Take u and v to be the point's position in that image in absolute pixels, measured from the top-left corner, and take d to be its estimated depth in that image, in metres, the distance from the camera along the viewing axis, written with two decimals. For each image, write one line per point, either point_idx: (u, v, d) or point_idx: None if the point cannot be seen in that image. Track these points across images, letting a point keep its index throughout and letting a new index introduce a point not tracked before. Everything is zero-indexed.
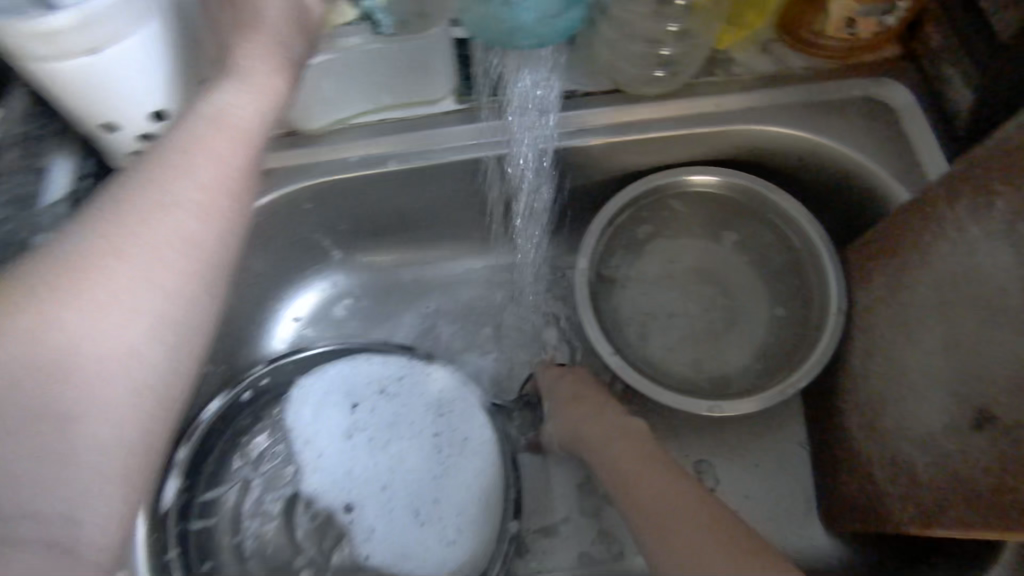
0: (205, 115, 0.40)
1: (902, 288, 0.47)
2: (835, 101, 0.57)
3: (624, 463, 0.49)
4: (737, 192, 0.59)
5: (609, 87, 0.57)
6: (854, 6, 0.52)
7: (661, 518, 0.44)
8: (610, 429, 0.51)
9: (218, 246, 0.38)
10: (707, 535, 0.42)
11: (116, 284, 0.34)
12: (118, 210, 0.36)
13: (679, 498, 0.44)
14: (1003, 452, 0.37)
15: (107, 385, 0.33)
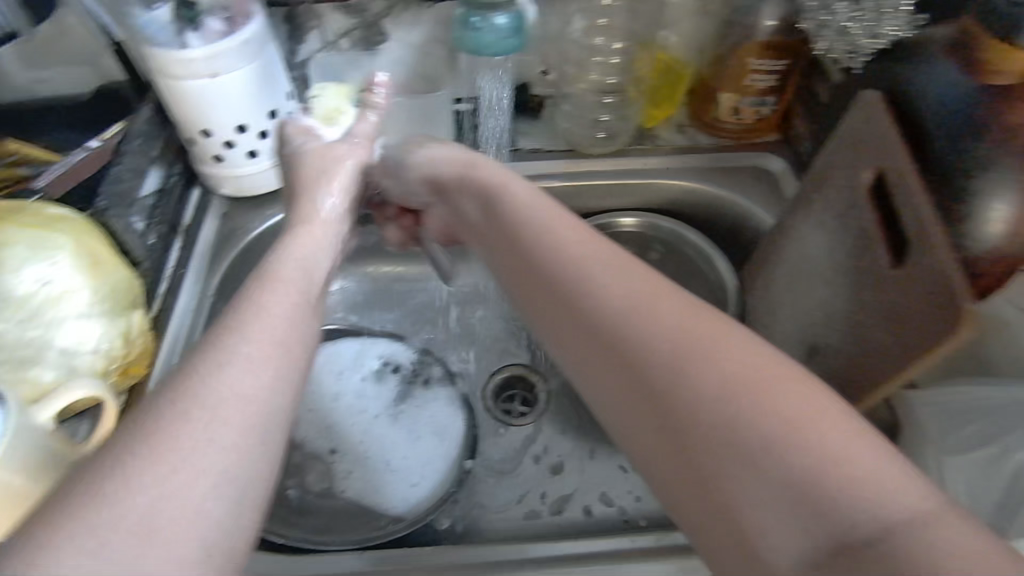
0: (309, 213, 0.49)
1: (771, 284, 0.63)
2: (733, 167, 0.76)
3: (627, 321, 0.36)
4: (655, 231, 0.76)
5: (565, 147, 0.77)
6: (737, 98, 0.72)
7: (716, 396, 0.32)
8: (594, 267, 0.39)
9: (309, 317, 0.39)
10: (801, 429, 0.30)
11: (233, 355, 0.34)
12: (235, 307, 0.37)
13: (724, 360, 0.33)
14: (830, 367, 0.49)
15: (219, 417, 0.32)
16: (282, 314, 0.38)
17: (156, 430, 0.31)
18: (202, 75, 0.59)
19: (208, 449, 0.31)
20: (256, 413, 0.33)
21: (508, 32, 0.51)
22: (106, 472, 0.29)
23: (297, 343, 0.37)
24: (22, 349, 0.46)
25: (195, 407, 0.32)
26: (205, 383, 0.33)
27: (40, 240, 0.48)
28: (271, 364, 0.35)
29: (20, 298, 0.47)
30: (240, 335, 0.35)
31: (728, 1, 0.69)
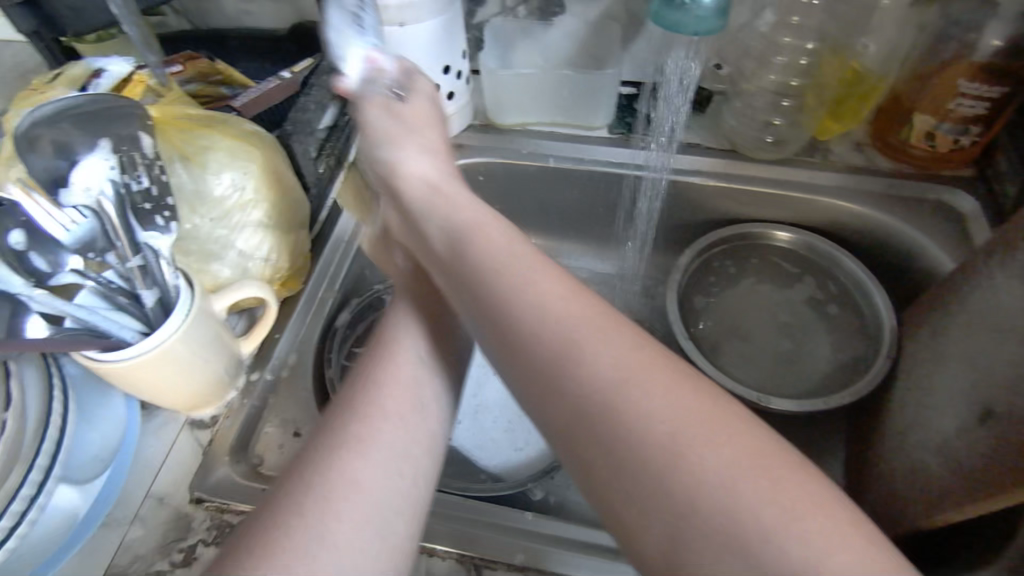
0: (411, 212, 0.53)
1: (940, 332, 0.57)
2: (913, 197, 0.69)
3: (574, 352, 0.35)
4: (812, 252, 0.72)
5: (728, 146, 0.73)
6: (934, 121, 0.65)
7: (660, 441, 0.31)
8: (544, 291, 0.38)
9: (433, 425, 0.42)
10: (742, 481, 0.29)
11: (365, 449, 0.38)
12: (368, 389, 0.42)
13: (683, 401, 0.32)
14: (999, 436, 0.45)
15: (355, 505, 0.35)
16: (395, 411, 0.41)
17: (286, 511, 0.34)
18: (392, 22, 0.62)
19: (348, 541, 0.34)
20: (374, 498, 0.36)
21: (711, 12, 0.49)
22: (255, 553, 0.32)
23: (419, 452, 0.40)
24: (210, 245, 0.51)
25: (332, 496, 0.35)
26: (351, 471, 0.37)
27: (238, 151, 0.53)
28: (393, 447, 0.39)
29: (214, 199, 0.51)
30: (360, 437, 0.38)
31: (948, 12, 0.62)
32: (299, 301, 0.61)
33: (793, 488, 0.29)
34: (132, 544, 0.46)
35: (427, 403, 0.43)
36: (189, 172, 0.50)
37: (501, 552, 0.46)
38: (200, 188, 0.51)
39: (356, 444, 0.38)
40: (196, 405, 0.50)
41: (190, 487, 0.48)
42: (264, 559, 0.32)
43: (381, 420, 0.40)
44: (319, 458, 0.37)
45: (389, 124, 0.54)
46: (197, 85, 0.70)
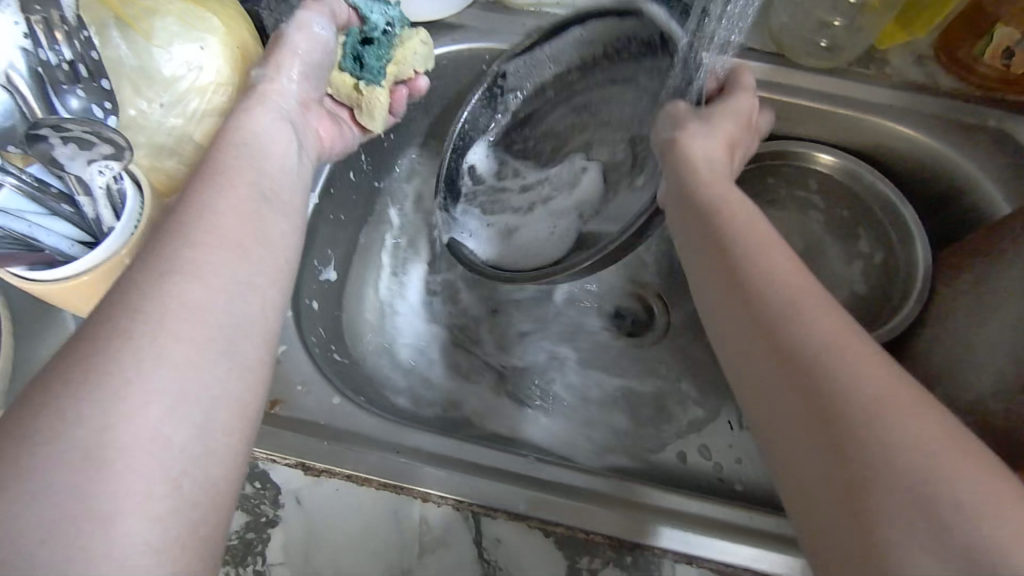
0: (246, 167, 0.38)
1: (985, 281, 0.52)
2: (972, 123, 0.61)
3: (831, 349, 0.30)
4: (851, 178, 0.65)
5: (774, 50, 0.63)
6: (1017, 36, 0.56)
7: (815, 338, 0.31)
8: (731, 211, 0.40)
9: (273, 234, 0.36)
10: (894, 424, 0.27)
11: (192, 258, 0.32)
12: (197, 195, 0.35)
13: (825, 318, 0.31)
14: None
15: (186, 329, 0.30)
16: (234, 236, 0.34)
17: (106, 343, 0.28)
18: None
19: (186, 363, 0.29)
20: (213, 326, 0.31)
21: None
22: (63, 389, 0.27)
23: (261, 280, 0.34)
24: (164, 139, 0.42)
25: (151, 321, 0.29)
26: (177, 282, 0.31)
27: (193, 16, 0.42)
28: (227, 276, 0.33)
29: (164, 79, 0.41)
30: (181, 264, 0.32)
31: None
32: None
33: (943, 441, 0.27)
34: None
35: (271, 229, 0.36)
36: (132, 42, 0.40)
37: (500, 499, 0.43)
38: (145, 64, 0.40)
39: (184, 273, 0.31)
40: None
41: None
42: (72, 418, 0.27)
43: (208, 236, 0.33)
44: (139, 281, 0.31)
45: (277, 68, 0.44)
46: None
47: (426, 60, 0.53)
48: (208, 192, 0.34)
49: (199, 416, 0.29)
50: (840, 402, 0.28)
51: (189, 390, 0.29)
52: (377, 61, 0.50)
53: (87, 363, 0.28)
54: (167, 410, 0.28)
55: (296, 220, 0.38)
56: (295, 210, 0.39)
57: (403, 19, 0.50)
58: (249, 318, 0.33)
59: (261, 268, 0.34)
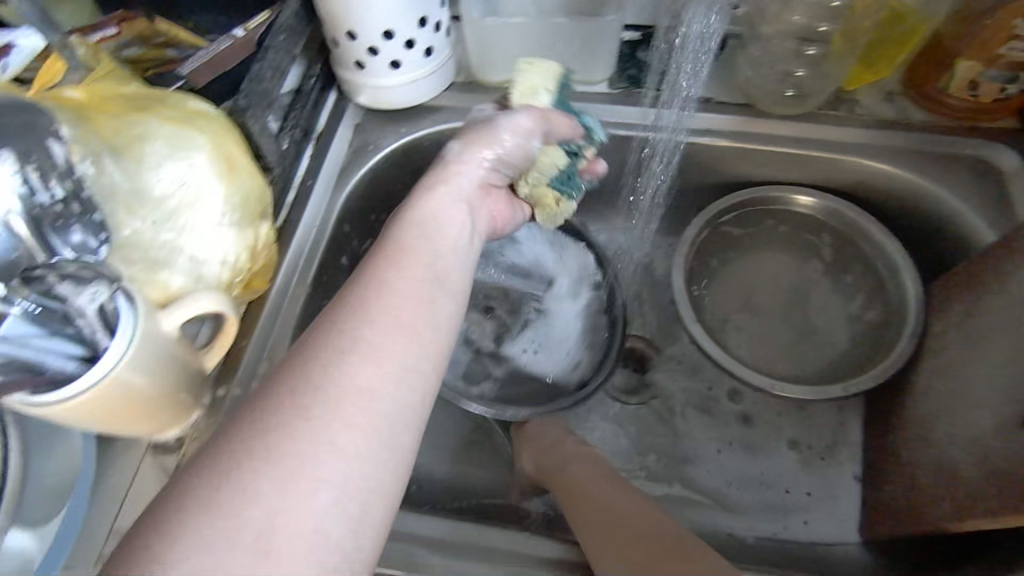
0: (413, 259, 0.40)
1: (975, 316, 0.51)
2: (947, 155, 0.62)
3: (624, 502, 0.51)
4: (833, 218, 0.65)
5: (742, 101, 0.65)
6: (982, 69, 0.57)
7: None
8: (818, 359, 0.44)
9: (443, 313, 0.38)
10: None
11: (360, 341, 0.34)
12: (360, 275, 0.38)
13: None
14: None
15: (356, 413, 0.32)
16: (409, 323, 0.36)
17: (277, 424, 0.31)
18: None
19: (354, 450, 0.32)
20: (381, 413, 0.33)
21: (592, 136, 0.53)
22: (246, 470, 0.30)
23: (423, 360, 0.36)
24: (155, 253, 0.44)
25: (319, 401, 0.32)
26: (354, 364, 0.34)
27: (180, 138, 0.45)
28: (399, 358, 0.35)
29: (154, 199, 0.44)
30: (346, 349, 0.34)
31: None
32: (268, 302, 0.55)
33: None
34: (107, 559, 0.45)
35: (439, 310, 0.38)
36: (125, 169, 0.43)
37: None
38: (137, 187, 0.43)
39: (363, 355, 0.34)
40: (160, 428, 0.46)
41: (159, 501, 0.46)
42: (246, 501, 0.29)
43: (383, 326, 0.35)
44: (311, 362, 0.34)
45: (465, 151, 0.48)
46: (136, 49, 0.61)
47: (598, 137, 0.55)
48: (387, 273, 0.38)
49: (355, 496, 0.31)
50: (631, 521, 0.48)
51: (346, 472, 0.31)
52: (570, 180, 0.55)
53: (251, 443, 0.30)
54: (333, 496, 0.30)
55: (462, 299, 0.40)
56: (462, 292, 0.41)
57: (592, 129, 0.54)
58: (412, 404, 0.34)
59: (427, 352, 0.36)
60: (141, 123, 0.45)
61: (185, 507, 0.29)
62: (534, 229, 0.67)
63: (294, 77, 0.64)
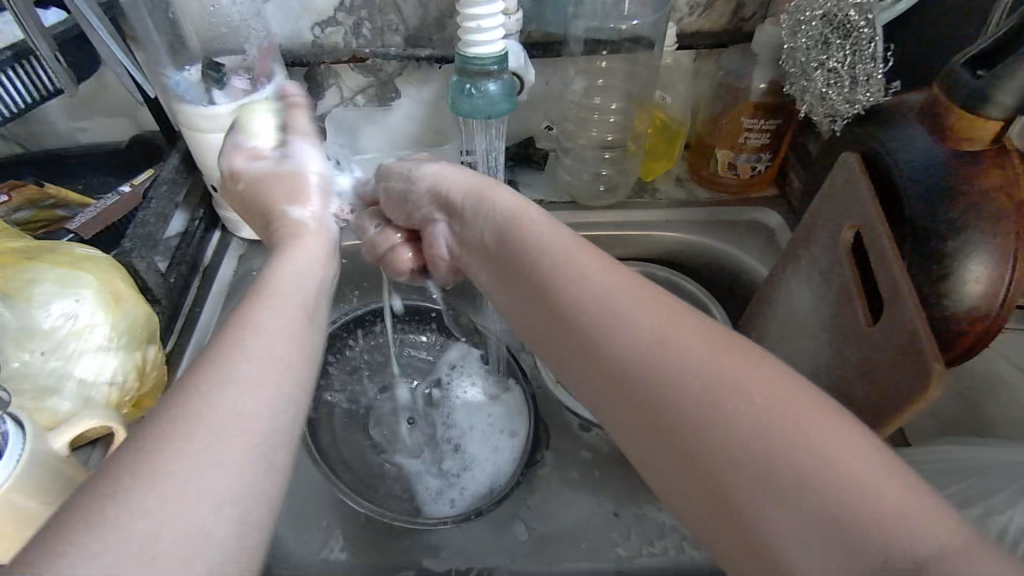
0: (279, 284, 0.43)
1: (762, 338, 0.64)
2: (730, 220, 0.78)
3: (669, 354, 0.32)
4: (654, 280, 0.78)
5: (567, 199, 0.80)
6: (732, 154, 0.74)
7: (683, 386, 0.31)
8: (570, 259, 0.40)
9: (302, 343, 0.39)
10: (810, 434, 0.28)
11: (232, 363, 0.35)
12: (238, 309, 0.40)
13: (682, 365, 0.32)
14: None
15: (229, 429, 0.32)
16: (275, 342, 0.38)
17: (137, 462, 0.30)
18: (225, 129, 0.64)
19: (216, 459, 0.31)
20: (250, 443, 0.33)
21: (500, 97, 0.53)
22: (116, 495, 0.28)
23: (292, 369, 0.37)
24: (43, 381, 0.49)
25: (183, 423, 0.31)
26: (215, 382, 0.34)
27: (69, 277, 0.52)
28: (262, 382, 0.35)
29: (44, 332, 0.50)
30: (225, 358, 0.35)
31: (720, 64, 0.73)
32: None
33: (865, 453, 0.27)
34: None
35: (293, 321, 0.40)
36: (14, 310, 0.49)
37: None
38: (26, 324, 0.49)
39: (217, 381, 0.34)
40: None
41: None
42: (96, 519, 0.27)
43: (260, 351, 0.37)
44: (175, 395, 0.33)
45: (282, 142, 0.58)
46: (26, 213, 0.68)
47: (493, 101, 0.53)
48: (251, 304, 0.40)
49: (220, 503, 0.30)
50: (707, 435, 0.29)
51: (216, 469, 0.31)
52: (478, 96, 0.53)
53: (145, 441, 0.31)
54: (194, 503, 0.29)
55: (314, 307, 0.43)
56: (311, 330, 0.41)
57: (477, 96, 0.52)
58: (276, 402, 0.35)
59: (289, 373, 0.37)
60: (32, 268, 0.51)
61: (96, 501, 0.28)
62: (463, 349, 0.78)
63: (180, 222, 0.73)
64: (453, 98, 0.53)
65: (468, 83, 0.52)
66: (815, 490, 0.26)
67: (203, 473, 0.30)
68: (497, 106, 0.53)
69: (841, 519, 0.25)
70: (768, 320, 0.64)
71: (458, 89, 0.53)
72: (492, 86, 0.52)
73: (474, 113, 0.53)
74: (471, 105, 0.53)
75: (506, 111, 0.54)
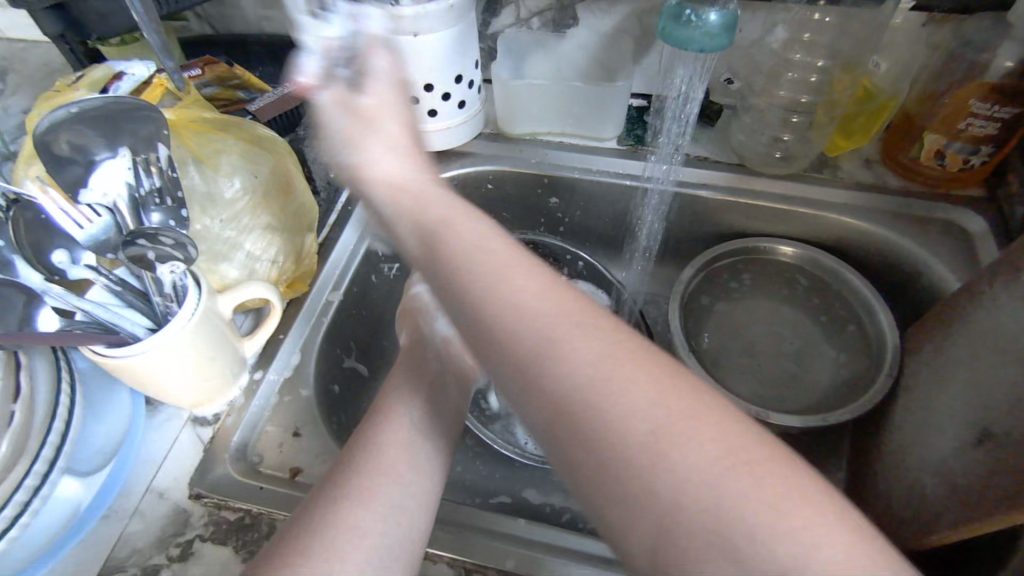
0: (389, 422, 0.47)
1: (940, 354, 0.57)
2: (922, 215, 0.68)
3: (582, 366, 0.31)
4: (815, 267, 0.71)
5: (735, 161, 0.73)
6: (945, 141, 0.64)
7: (571, 403, 0.30)
8: (471, 238, 0.38)
9: (422, 479, 0.43)
10: (726, 462, 0.27)
11: (377, 484, 0.40)
12: (371, 431, 0.46)
13: (581, 362, 0.30)
14: (1004, 454, 0.44)
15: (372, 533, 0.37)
16: (399, 465, 0.43)
17: (304, 549, 0.35)
18: (404, 33, 0.63)
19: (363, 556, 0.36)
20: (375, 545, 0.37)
21: (720, 30, 0.48)
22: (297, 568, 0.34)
23: (415, 499, 0.41)
24: (219, 246, 0.52)
25: (342, 526, 0.37)
26: (364, 500, 0.39)
27: (251, 154, 0.54)
28: (393, 497, 0.40)
29: (225, 201, 0.52)
30: (370, 473, 0.41)
31: (959, 32, 0.62)
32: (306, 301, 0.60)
33: (766, 452, 0.28)
34: (131, 537, 0.46)
35: (422, 457, 0.45)
36: (204, 176, 0.51)
37: (490, 558, 0.49)
38: (212, 190, 0.52)
39: (365, 492, 0.39)
40: (202, 403, 0.51)
41: (189, 484, 0.49)
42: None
43: (394, 470, 0.42)
44: (326, 500, 0.39)
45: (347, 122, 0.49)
46: (214, 89, 0.71)
47: (712, 35, 0.48)
48: (375, 428, 0.45)
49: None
50: (612, 448, 0.28)
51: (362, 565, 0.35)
52: (696, 26, 0.48)
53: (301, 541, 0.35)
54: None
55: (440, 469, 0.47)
56: (432, 465, 0.45)
57: (695, 26, 0.47)
58: (416, 530, 0.40)
59: (415, 493, 0.41)
60: (221, 138, 0.54)
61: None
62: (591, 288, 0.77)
63: None
64: (666, 27, 0.49)
65: (688, 9, 0.48)
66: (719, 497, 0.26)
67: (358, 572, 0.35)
68: (714, 40, 0.48)
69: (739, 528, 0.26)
70: (955, 332, 0.56)
71: (675, 16, 0.48)
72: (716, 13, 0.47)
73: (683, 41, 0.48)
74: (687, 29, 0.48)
75: (722, 49, 0.48)
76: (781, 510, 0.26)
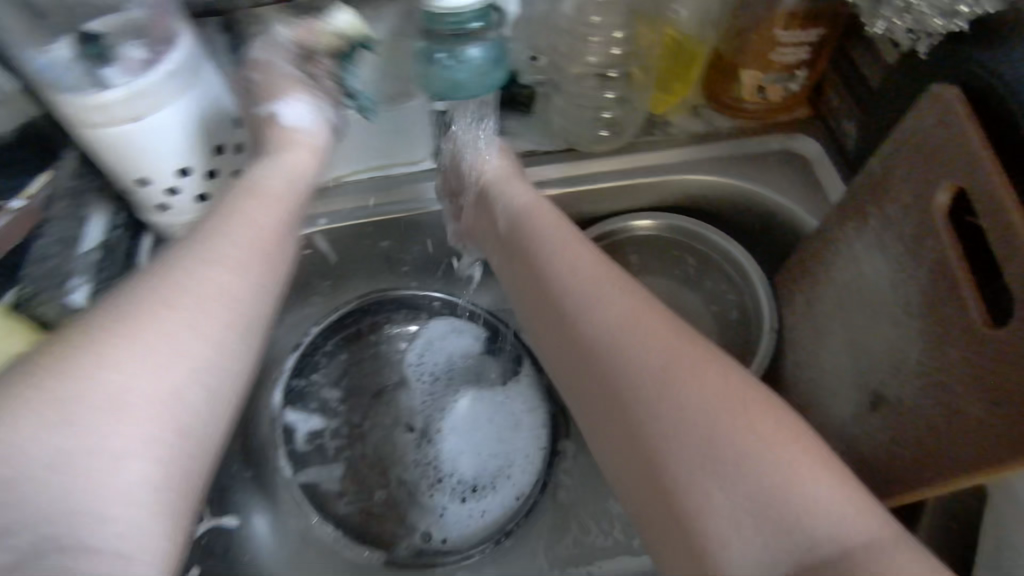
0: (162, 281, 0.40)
1: (812, 305, 0.55)
2: (757, 154, 0.66)
3: (674, 387, 0.38)
4: (676, 232, 0.68)
5: (564, 147, 0.67)
6: (761, 74, 0.61)
7: (636, 387, 0.39)
8: (253, 223, 0.45)
9: (234, 340, 0.41)
10: (775, 455, 0.35)
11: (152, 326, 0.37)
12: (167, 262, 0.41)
13: (655, 400, 0.38)
14: (897, 425, 0.42)
15: (141, 399, 0.36)
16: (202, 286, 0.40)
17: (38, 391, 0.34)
18: (125, 121, 0.48)
19: (130, 456, 0.34)
20: (159, 433, 0.36)
21: (481, 67, 0.49)
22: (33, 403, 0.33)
23: (220, 329, 0.40)
24: None
25: (93, 366, 0.35)
26: (158, 317, 0.38)
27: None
28: (172, 342, 0.38)
29: None
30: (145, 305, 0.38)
31: None
32: None
33: (777, 429, 0.36)
34: None
35: (233, 332, 0.41)
36: None
37: None
38: None
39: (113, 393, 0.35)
40: None
41: None
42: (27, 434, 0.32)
43: (196, 284, 0.40)
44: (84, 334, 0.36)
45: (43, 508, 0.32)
46: None
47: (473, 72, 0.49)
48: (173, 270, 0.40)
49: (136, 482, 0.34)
50: (685, 473, 0.35)
51: (120, 428, 0.34)
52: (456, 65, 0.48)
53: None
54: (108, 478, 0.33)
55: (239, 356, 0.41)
56: (226, 336, 0.40)
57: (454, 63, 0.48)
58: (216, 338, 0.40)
59: (223, 337, 0.40)
60: None
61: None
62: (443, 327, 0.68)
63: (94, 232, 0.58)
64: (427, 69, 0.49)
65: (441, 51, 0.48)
66: (788, 490, 0.34)
67: (160, 383, 0.36)
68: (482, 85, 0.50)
69: (777, 504, 0.34)
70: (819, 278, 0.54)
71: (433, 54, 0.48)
72: (475, 52, 0.48)
73: (463, 93, 0.50)
74: (459, 87, 0.49)
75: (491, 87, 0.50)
76: (810, 490, 0.34)
